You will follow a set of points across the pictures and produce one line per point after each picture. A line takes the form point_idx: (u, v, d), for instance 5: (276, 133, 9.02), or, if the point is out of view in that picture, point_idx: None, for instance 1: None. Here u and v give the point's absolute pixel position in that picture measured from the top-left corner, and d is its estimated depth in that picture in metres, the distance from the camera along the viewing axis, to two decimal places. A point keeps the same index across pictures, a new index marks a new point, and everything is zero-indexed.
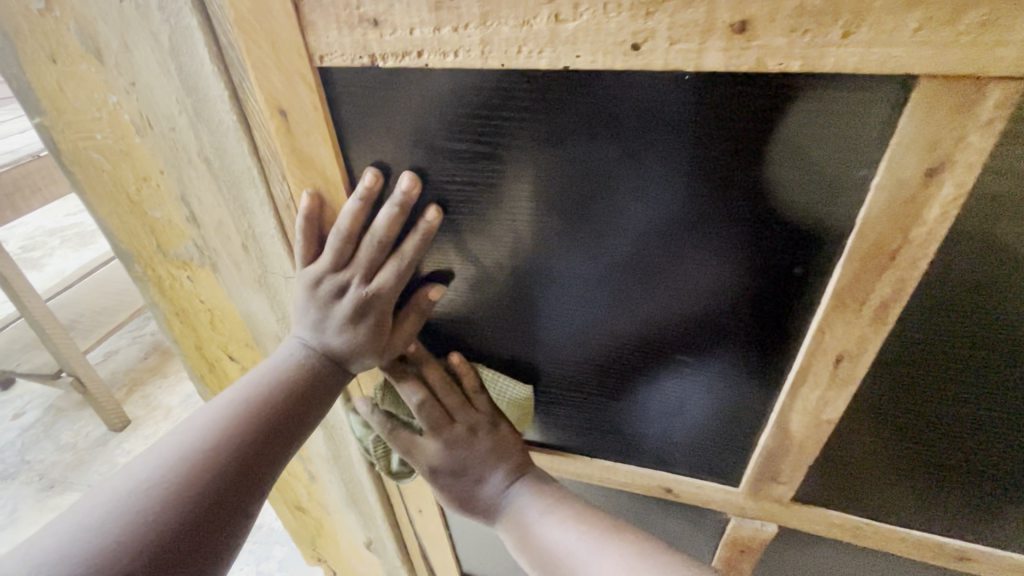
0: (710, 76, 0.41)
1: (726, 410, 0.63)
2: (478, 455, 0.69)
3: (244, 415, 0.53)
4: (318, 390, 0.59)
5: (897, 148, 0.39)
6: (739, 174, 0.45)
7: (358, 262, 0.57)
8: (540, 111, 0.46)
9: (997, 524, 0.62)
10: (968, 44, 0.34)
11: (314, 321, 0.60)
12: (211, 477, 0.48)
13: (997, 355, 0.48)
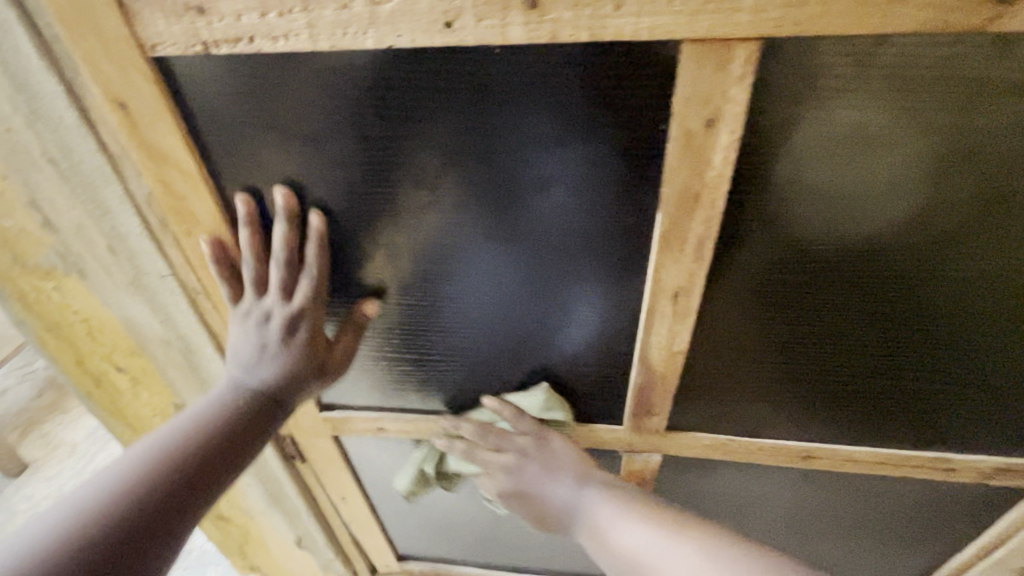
0: (536, 47, 0.45)
1: (603, 352, 0.70)
2: (538, 470, 0.72)
3: (177, 447, 0.53)
4: (257, 424, 0.60)
5: (681, 103, 0.46)
6: (589, 133, 0.50)
7: (275, 286, 0.60)
8: (426, 82, 0.49)
9: (834, 424, 0.73)
10: (713, 11, 0.41)
11: (247, 358, 0.62)
12: (136, 509, 0.46)
13: (832, 266, 0.57)
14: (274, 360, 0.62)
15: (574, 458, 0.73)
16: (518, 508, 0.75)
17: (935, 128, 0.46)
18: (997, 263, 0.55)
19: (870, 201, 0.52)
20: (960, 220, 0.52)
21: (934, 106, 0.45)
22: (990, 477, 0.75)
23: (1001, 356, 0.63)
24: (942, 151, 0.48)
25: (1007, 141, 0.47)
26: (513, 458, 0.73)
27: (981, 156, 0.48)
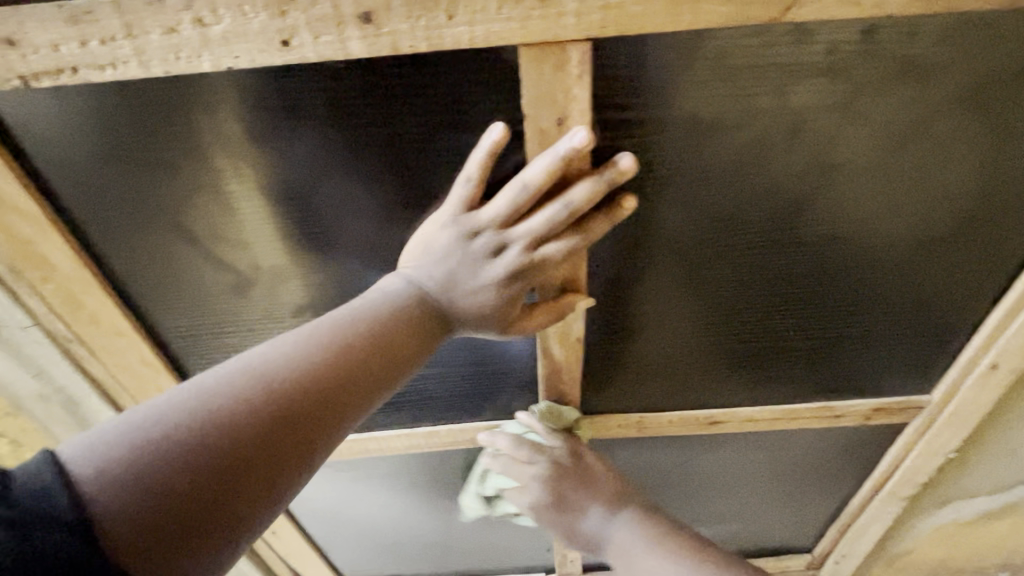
0: (406, 59, 0.47)
1: (509, 350, 0.72)
2: (598, 479, 0.71)
3: (329, 348, 0.42)
4: (421, 339, 0.50)
5: (530, 104, 0.48)
6: (468, 137, 0.53)
7: (529, 229, 0.52)
8: (322, 95, 0.50)
9: (732, 389, 0.79)
10: (541, 16, 0.43)
11: (456, 265, 0.53)
12: (249, 437, 0.35)
13: (703, 243, 0.62)
14: (465, 287, 0.54)
15: (610, 478, 0.71)
16: (544, 518, 0.72)
17: (764, 108, 0.51)
18: (850, 224, 0.60)
19: (723, 177, 0.56)
20: (807, 189, 0.57)
21: (758, 90, 0.50)
22: (871, 417, 0.82)
23: (865, 307, 0.69)
24: (776, 127, 0.52)
25: (829, 115, 0.51)
26: (552, 470, 0.71)
27: (811, 130, 0.53)
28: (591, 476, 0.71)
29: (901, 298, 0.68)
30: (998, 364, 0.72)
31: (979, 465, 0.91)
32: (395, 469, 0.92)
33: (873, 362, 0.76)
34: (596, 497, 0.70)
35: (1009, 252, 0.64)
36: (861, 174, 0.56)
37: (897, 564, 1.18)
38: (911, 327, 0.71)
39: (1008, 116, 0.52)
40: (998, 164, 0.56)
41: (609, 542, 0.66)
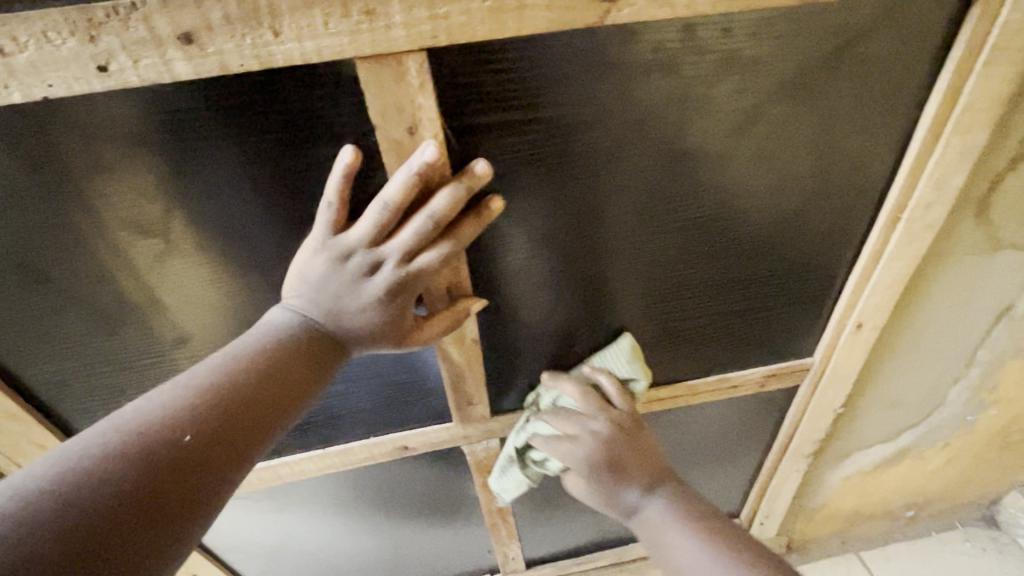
0: (245, 78, 0.47)
1: (411, 361, 0.72)
2: (639, 451, 0.68)
3: (208, 392, 0.45)
4: (312, 369, 0.53)
5: (377, 115, 0.48)
6: (325, 152, 0.53)
7: (400, 243, 0.52)
8: (162, 118, 0.48)
9: (636, 368, 0.82)
10: (369, 29, 0.43)
11: (331, 294, 0.54)
12: (152, 466, 0.38)
13: (584, 234, 0.64)
14: (349, 309, 0.54)
15: (654, 459, 0.69)
16: (592, 486, 0.69)
17: (610, 105, 0.54)
18: (711, 206, 0.65)
19: (588, 170, 0.59)
20: (665, 177, 0.61)
21: (599, 88, 0.52)
22: (764, 384, 0.88)
23: (739, 283, 0.74)
24: (625, 123, 0.56)
25: (669, 106, 0.55)
26: (608, 432, 0.68)
27: (657, 121, 0.56)
28: (639, 452, 0.68)
29: (770, 272, 0.73)
30: (862, 324, 0.79)
31: (866, 416, 0.99)
32: (315, 491, 0.90)
33: (756, 332, 0.81)
34: (640, 474, 0.67)
35: (855, 223, 0.70)
36: (712, 161, 0.60)
37: (817, 518, 1.27)
38: (783, 297, 0.77)
39: (830, 101, 0.57)
40: (831, 145, 0.61)
41: (646, 518, 0.65)
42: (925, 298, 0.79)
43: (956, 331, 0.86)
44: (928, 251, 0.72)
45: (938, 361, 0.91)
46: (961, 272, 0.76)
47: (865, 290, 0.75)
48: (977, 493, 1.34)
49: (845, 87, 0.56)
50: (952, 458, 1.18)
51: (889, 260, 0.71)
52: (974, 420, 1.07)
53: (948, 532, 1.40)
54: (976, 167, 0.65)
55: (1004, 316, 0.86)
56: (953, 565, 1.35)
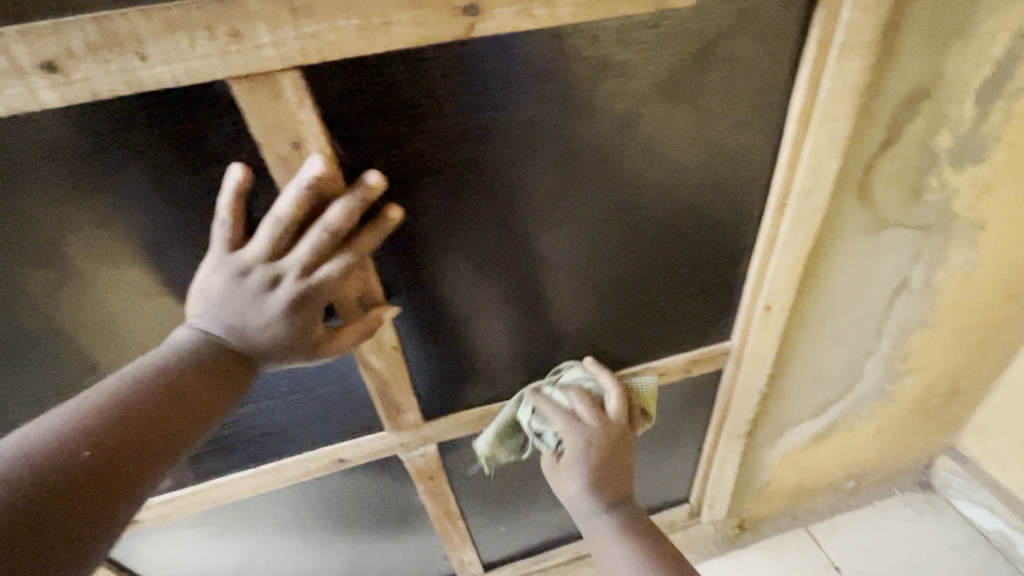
0: (118, 101, 0.47)
1: (333, 371, 0.73)
2: (619, 472, 0.72)
3: (106, 411, 0.45)
4: (218, 385, 0.53)
5: (259, 131, 0.50)
6: (214, 170, 0.53)
7: (298, 256, 0.52)
8: (37, 145, 0.48)
9: (570, 357, 0.85)
10: (237, 50, 0.44)
11: (233, 310, 0.54)
12: (52, 485, 0.39)
13: (498, 230, 0.66)
14: (251, 326, 0.54)
15: (623, 480, 0.73)
16: (575, 495, 0.72)
17: (499, 112, 0.56)
18: (616, 197, 0.67)
19: (489, 170, 0.61)
20: (563, 178, 0.64)
21: (483, 96, 0.55)
22: (690, 369, 0.92)
23: (650, 274, 0.78)
24: (516, 128, 0.58)
25: (555, 107, 0.58)
26: (598, 440, 0.72)
27: (546, 121, 0.58)
28: (619, 476, 0.72)
29: (677, 261, 0.77)
30: (771, 306, 0.83)
31: (791, 393, 1.05)
32: (255, 511, 0.89)
33: (674, 319, 0.85)
34: (617, 494, 0.72)
35: (750, 211, 0.74)
36: (606, 160, 0.64)
37: (763, 496, 1.31)
38: (694, 284, 0.81)
39: (705, 98, 0.61)
40: (714, 139, 0.65)
41: (593, 529, 0.71)
42: (824, 277, 0.84)
43: (860, 306, 0.92)
44: (818, 232, 0.78)
45: (849, 335, 0.97)
46: (852, 250, 0.82)
47: (768, 274, 0.79)
48: (910, 460, 1.42)
49: (716, 85, 0.60)
50: (881, 427, 1.25)
51: (784, 244, 0.76)
52: (893, 390, 1.14)
53: (888, 499, 1.47)
54: (849, 152, 0.70)
55: (901, 290, 0.92)
56: (894, 531, 1.42)
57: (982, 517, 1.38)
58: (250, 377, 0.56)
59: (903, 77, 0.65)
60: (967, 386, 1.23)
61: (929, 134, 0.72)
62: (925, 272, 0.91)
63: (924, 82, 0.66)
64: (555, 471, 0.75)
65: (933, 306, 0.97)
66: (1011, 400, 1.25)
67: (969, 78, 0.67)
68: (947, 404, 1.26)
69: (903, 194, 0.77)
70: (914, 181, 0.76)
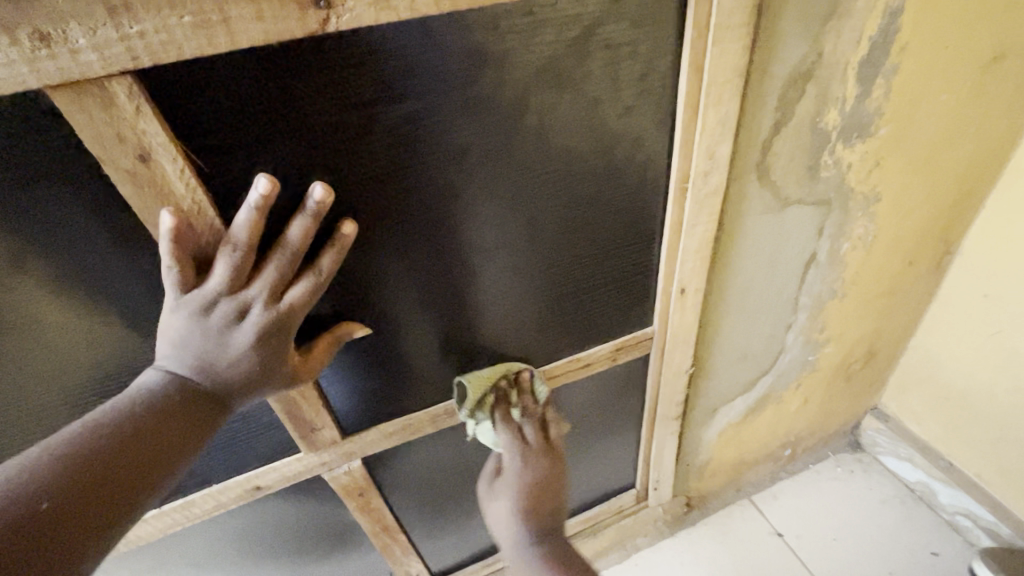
0: None
1: None
2: (547, 482, 0.79)
3: (78, 452, 0.45)
4: (189, 422, 0.51)
5: (97, 145, 0.45)
6: (43, 190, 0.48)
7: (261, 284, 0.52)
8: None
9: (505, 350, 0.83)
10: (51, 56, 0.40)
11: (197, 348, 0.52)
12: (21, 528, 0.39)
13: (408, 224, 0.63)
14: (224, 365, 0.53)
15: (552, 505, 0.78)
16: (505, 512, 0.77)
17: (384, 109, 0.53)
18: (530, 182, 0.65)
19: (387, 164, 0.57)
20: (465, 173, 0.61)
21: (359, 91, 0.51)
22: (616, 358, 0.92)
23: (568, 266, 0.77)
24: (406, 124, 0.55)
25: (444, 97, 0.55)
26: (534, 458, 0.80)
27: (439, 110, 0.55)
28: (554, 502, 0.78)
29: (588, 252, 0.77)
30: (686, 288, 0.84)
31: (719, 371, 1.07)
32: (171, 550, 0.83)
33: (594, 309, 0.85)
34: (540, 518, 0.76)
35: (653, 196, 0.75)
36: (508, 153, 0.62)
37: (706, 473, 1.35)
38: (608, 274, 0.81)
39: (592, 86, 0.60)
40: (606, 128, 0.64)
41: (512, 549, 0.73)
42: (734, 256, 0.86)
43: (773, 282, 0.95)
44: (722, 214, 0.79)
45: (766, 311, 1.00)
46: (758, 228, 0.84)
47: (679, 257, 0.80)
48: (839, 423, 1.49)
49: (600, 73, 0.60)
50: (808, 396, 1.30)
51: (690, 228, 0.76)
52: (815, 359, 1.19)
53: (823, 462, 1.54)
54: (741, 133, 0.72)
55: (811, 264, 0.96)
56: (831, 492, 1.48)
57: (906, 470, 1.47)
58: (223, 413, 0.55)
59: (784, 57, 0.67)
60: (883, 349, 1.30)
61: (817, 112, 0.74)
62: (830, 245, 0.94)
63: (804, 62, 0.68)
64: (490, 491, 0.82)
65: (842, 277, 1.01)
66: (922, 359, 1.33)
67: (848, 56, 0.69)
68: (866, 368, 1.33)
69: (799, 173, 0.80)
70: (808, 158, 0.79)
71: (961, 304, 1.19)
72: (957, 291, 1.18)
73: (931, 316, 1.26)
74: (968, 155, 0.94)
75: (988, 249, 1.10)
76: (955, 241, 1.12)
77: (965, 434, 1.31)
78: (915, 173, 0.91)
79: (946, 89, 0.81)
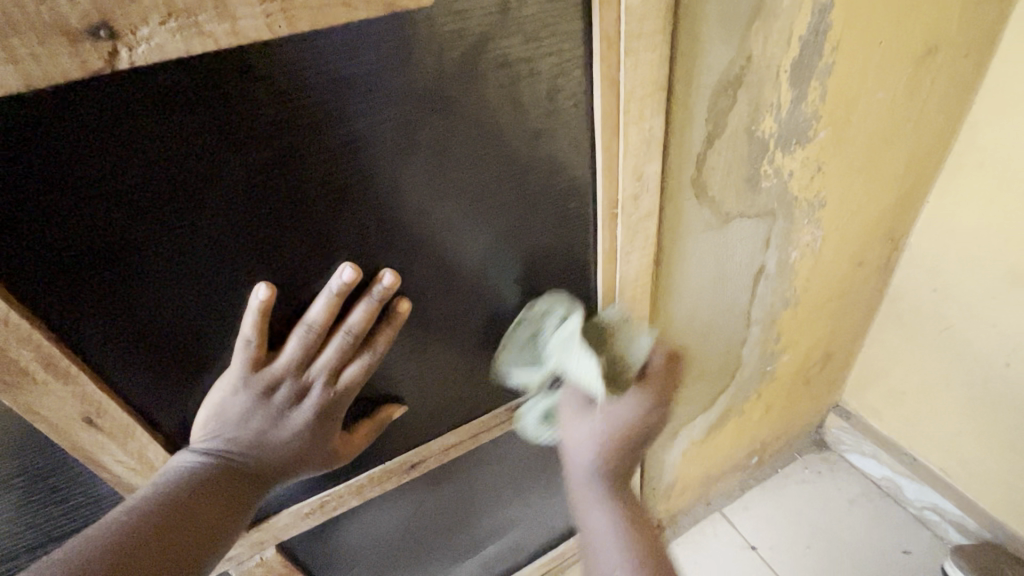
0: None
1: (66, 494, 0.55)
2: (633, 448, 0.70)
3: (160, 513, 0.49)
4: (243, 490, 0.55)
5: None
6: None
7: (322, 364, 0.56)
8: None
9: (444, 400, 0.74)
10: None
11: (252, 428, 0.55)
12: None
13: (301, 280, 0.53)
14: (276, 437, 0.56)
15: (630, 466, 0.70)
16: (585, 439, 0.69)
17: (231, 158, 0.43)
18: (444, 213, 0.56)
19: (263, 215, 0.47)
20: (352, 219, 0.51)
21: (200, 137, 0.41)
22: None
23: (493, 308, 0.68)
24: (266, 172, 0.45)
25: (313, 132, 0.45)
26: (637, 419, 0.70)
27: (312, 147, 0.45)
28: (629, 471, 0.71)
29: (514, 292, 0.68)
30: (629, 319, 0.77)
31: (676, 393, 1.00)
32: None
33: (529, 348, 0.75)
34: (623, 472, 0.70)
35: (580, 225, 0.67)
36: (406, 192, 0.52)
37: (673, 493, 1.28)
38: (540, 313, 0.72)
39: (489, 110, 0.51)
40: (513, 157, 0.56)
41: (589, 490, 0.69)
42: (678, 279, 0.79)
43: (723, 300, 0.88)
44: (659, 236, 0.72)
45: (718, 329, 0.94)
46: (701, 248, 0.77)
47: (617, 287, 0.72)
48: (803, 424, 1.46)
49: (499, 96, 0.51)
50: (769, 404, 1.25)
51: (624, 256, 0.69)
52: (773, 369, 1.14)
53: (790, 465, 1.51)
54: (671, 151, 0.64)
55: (760, 276, 0.90)
56: (800, 496, 1.45)
57: (871, 467, 1.45)
58: (268, 484, 0.58)
59: (708, 64, 0.59)
60: (839, 349, 1.27)
61: (752, 120, 0.67)
62: (778, 256, 0.88)
63: (733, 68, 0.61)
64: (581, 411, 0.71)
65: (793, 286, 0.96)
66: (877, 357, 1.30)
67: (779, 59, 0.63)
68: (824, 370, 1.30)
69: (738, 186, 0.73)
70: (747, 170, 0.72)
71: (912, 301, 1.16)
72: (906, 287, 1.16)
73: (883, 313, 1.23)
74: (908, 152, 0.90)
75: (933, 244, 1.07)
76: (901, 237, 1.09)
77: (924, 431, 1.29)
78: (858, 174, 0.86)
79: (882, 87, 0.76)
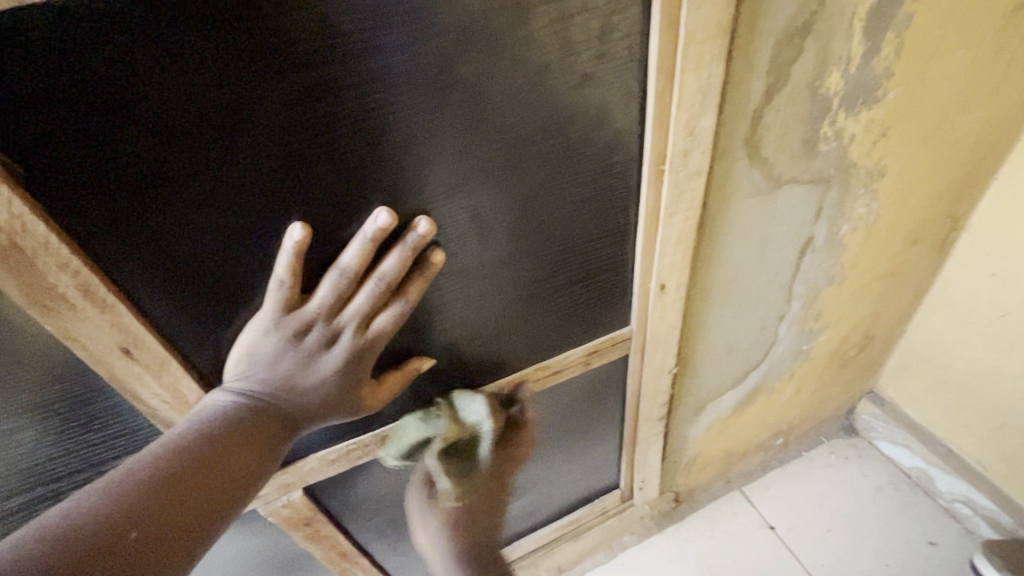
0: None
1: (106, 423, 0.57)
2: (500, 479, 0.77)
3: (208, 437, 0.51)
4: (283, 424, 0.56)
5: None
6: None
7: (355, 309, 0.55)
8: None
9: (471, 358, 0.73)
10: None
11: (284, 369, 0.55)
12: (182, 495, 0.46)
13: (334, 221, 0.51)
14: (306, 381, 0.56)
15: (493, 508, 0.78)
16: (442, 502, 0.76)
17: (265, 84, 0.41)
18: (481, 158, 0.53)
19: (295, 147, 0.45)
20: (387, 159, 0.49)
21: (237, 58, 0.40)
22: (589, 361, 0.82)
23: (527, 265, 0.66)
24: (300, 99, 0.43)
25: (350, 59, 0.43)
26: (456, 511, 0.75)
27: (348, 75, 0.43)
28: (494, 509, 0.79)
29: (550, 250, 0.65)
30: (666, 286, 0.74)
31: (706, 367, 0.98)
32: None
33: (559, 311, 0.74)
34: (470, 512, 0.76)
35: (623, 182, 0.63)
36: (445, 129, 0.50)
37: (693, 469, 1.27)
38: (574, 275, 0.70)
39: (534, 49, 0.48)
40: (557, 103, 0.53)
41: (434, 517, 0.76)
42: (721, 245, 0.75)
43: (764, 272, 0.85)
44: (705, 199, 0.68)
45: (756, 302, 0.90)
46: (746, 215, 0.73)
47: (655, 249, 0.69)
48: (833, 409, 1.42)
49: (547, 32, 0.48)
50: (801, 385, 1.22)
51: (667, 217, 0.65)
52: (809, 349, 1.10)
53: (816, 449, 1.47)
54: (725, 106, 0.60)
55: (807, 249, 0.85)
56: (824, 481, 1.42)
57: (902, 456, 1.40)
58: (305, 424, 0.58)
59: (777, 7, 0.54)
60: (880, 333, 1.21)
61: (816, 75, 0.62)
62: (828, 228, 0.83)
63: (802, 14, 0.56)
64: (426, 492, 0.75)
65: (839, 262, 0.91)
66: (920, 343, 1.24)
67: (854, 5, 0.57)
68: (862, 353, 1.25)
69: (794, 149, 0.69)
70: (805, 131, 0.67)
71: (965, 285, 1.10)
72: (961, 270, 1.09)
73: (931, 297, 1.17)
74: (982, 121, 0.83)
75: (998, 225, 1.00)
76: (961, 215, 1.02)
77: (964, 421, 1.24)
78: (923, 143, 0.80)
79: (963, 45, 0.69)
